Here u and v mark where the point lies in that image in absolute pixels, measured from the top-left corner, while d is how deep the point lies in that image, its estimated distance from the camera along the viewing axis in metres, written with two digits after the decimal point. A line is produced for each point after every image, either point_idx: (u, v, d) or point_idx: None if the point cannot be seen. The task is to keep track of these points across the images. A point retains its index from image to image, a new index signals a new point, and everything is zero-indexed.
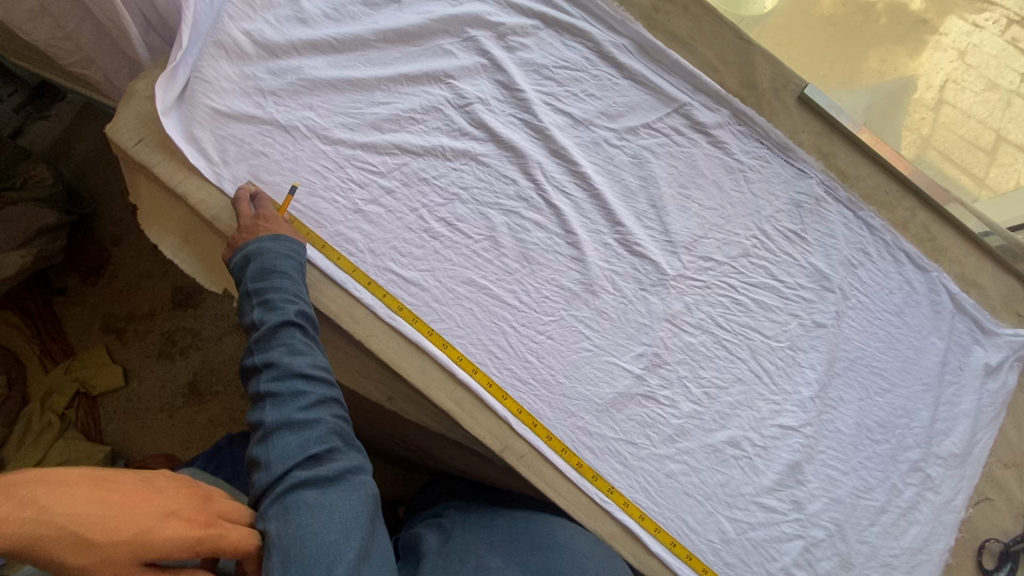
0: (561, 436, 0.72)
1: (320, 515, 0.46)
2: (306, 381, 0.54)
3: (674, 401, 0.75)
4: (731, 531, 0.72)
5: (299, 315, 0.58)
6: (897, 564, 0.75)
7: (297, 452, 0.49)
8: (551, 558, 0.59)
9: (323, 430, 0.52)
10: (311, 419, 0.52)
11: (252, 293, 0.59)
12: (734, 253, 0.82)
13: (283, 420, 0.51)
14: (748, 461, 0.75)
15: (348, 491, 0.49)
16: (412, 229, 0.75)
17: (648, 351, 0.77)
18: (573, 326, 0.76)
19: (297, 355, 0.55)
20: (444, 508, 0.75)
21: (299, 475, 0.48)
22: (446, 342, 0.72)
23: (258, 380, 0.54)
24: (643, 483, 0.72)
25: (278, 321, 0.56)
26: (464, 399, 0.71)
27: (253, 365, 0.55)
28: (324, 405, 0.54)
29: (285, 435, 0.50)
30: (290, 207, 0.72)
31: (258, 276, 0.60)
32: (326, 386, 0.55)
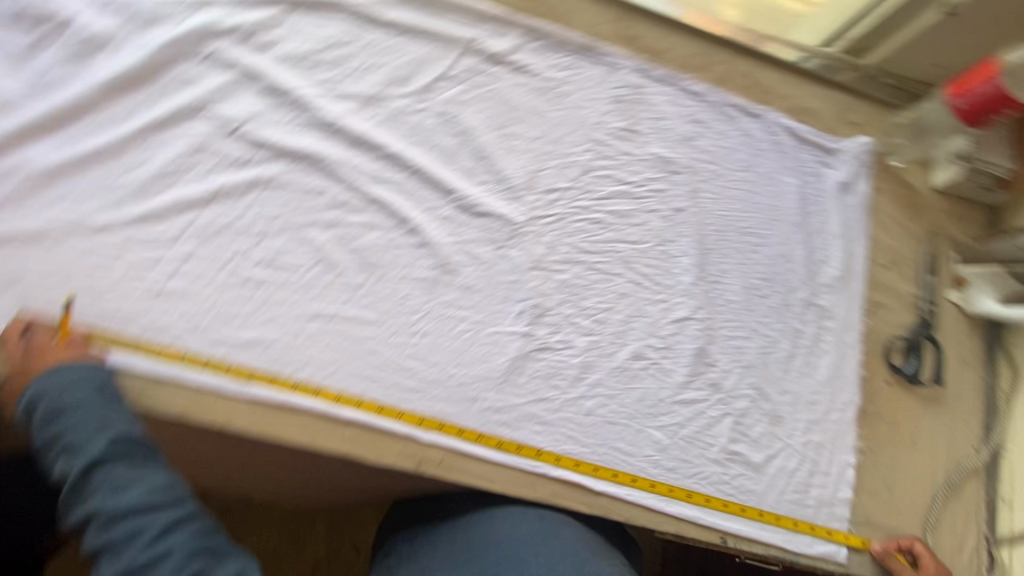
0: (472, 425, 0.70)
1: None
2: (144, 515, 0.48)
3: (568, 340, 0.74)
4: (664, 437, 0.73)
5: (109, 444, 0.51)
6: (821, 398, 0.79)
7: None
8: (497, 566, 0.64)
9: (180, 558, 0.47)
10: (159, 555, 0.47)
11: (50, 440, 0.52)
12: (575, 174, 0.79)
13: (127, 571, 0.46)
14: (656, 366, 0.75)
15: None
16: (231, 287, 0.68)
17: (525, 305, 0.74)
18: (444, 314, 0.72)
19: (124, 491, 0.49)
20: (393, 543, 0.74)
21: None
22: (317, 387, 0.67)
23: (87, 536, 0.48)
24: (567, 432, 0.72)
25: (85, 463, 0.49)
26: (357, 435, 0.67)
27: (76, 522, 0.49)
28: (174, 530, 0.49)
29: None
30: (75, 321, 0.62)
31: (48, 419, 0.52)
32: (171, 508, 0.49)
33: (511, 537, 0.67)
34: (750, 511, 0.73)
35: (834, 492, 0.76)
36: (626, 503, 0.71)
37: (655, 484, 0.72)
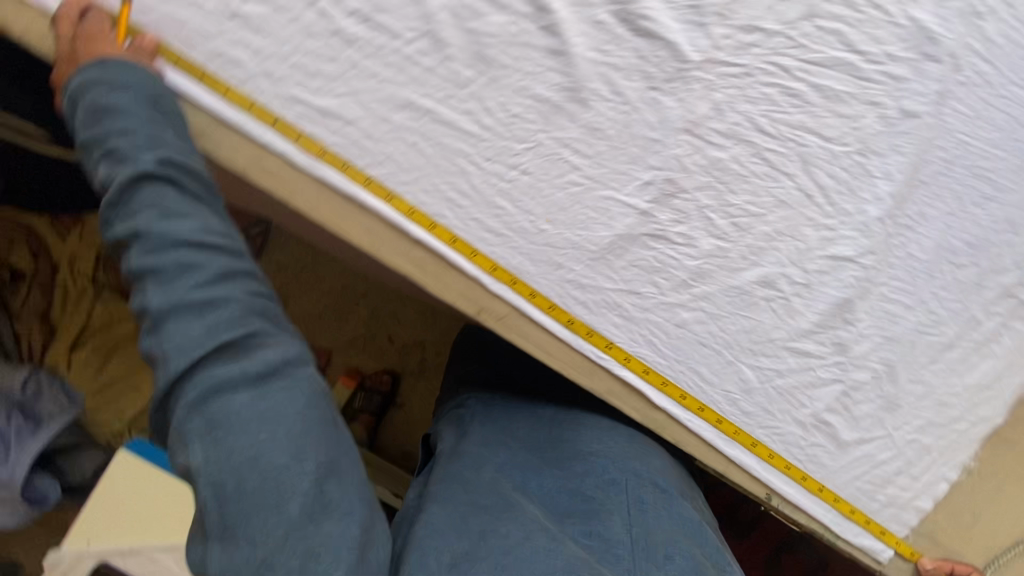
0: (545, 290, 0.60)
1: (259, 427, 0.40)
2: (197, 250, 0.43)
3: (692, 237, 0.59)
4: (754, 379, 0.62)
5: (159, 164, 0.44)
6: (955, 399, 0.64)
7: (205, 340, 0.41)
8: (574, 479, 0.61)
9: (237, 310, 0.42)
10: (213, 299, 0.42)
11: (96, 139, 0.46)
12: (793, 16, 0.55)
13: (175, 304, 0.41)
14: (782, 303, 0.60)
15: (287, 393, 0.42)
16: (315, 35, 0.53)
17: (656, 180, 0.57)
18: (555, 153, 0.57)
19: (173, 220, 0.43)
20: (465, 399, 0.74)
21: (221, 373, 0.40)
22: (389, 191, 0.57)
23: (132, 254, 0.43)
24: (649, 336, 0.61)
25: (132, 173, 0.43)
26: (423, 260, 0.59)
27: (118, 238, 0.44)
28: (232, 279, 0.43)
29: (184, 320, 0.41)
30: (133, 18, 0.52)
31: (93, 120, 0.46)
32: (231, 256, 0.44)
33: (601, 451, 0.64)
34: (810, 483, 0.65)
35: (911, 501, 0.66)
36: (683, 428, 0.63)
37: (722, 421, 0.63)
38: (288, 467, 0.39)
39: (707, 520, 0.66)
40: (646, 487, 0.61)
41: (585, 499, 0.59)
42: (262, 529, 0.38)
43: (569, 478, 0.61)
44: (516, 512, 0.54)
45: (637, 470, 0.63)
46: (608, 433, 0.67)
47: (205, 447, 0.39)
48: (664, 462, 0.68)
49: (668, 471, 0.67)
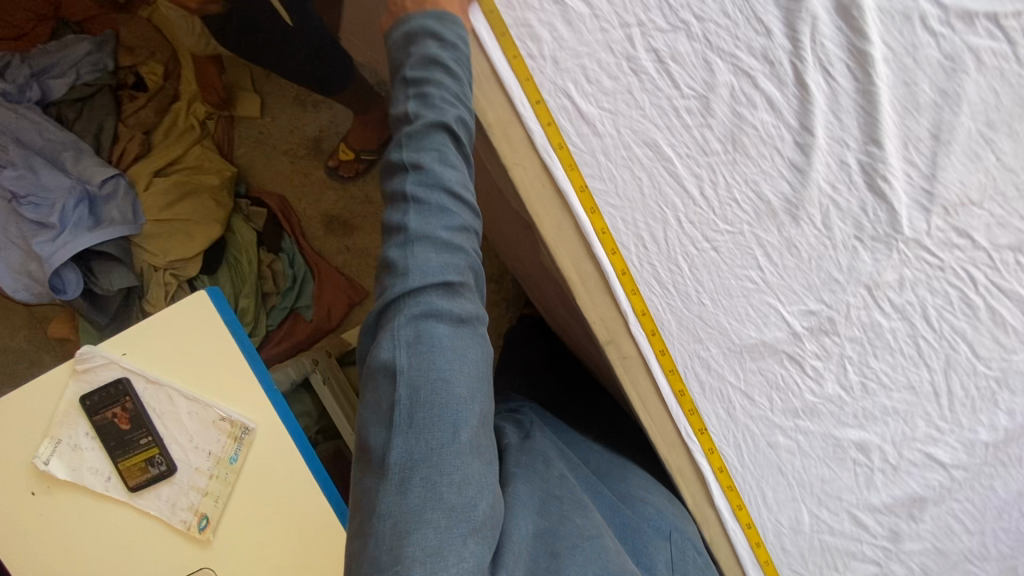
0: (675, 355, 0.63)
1: (455, 359, 0.44)
2: (454, 201, 0.47)
3: (821, 376, 0.63)
4: (806, 524, 0.65)
5: (457, 122, 0.48)
6: None
7: (439, 275, 0.44)
8: (627, 508, 0.64)
9: (465, 261, 0.46)
10: (455, 244, 0.46)
11: (417, 78, 0.49)
12: (1002, 241, 0.60)
13: (428, 236, 0.45)
14: (865, 472, 0.64)
15: (474, 340, 0.46)
16: (612, 52, 0.58)
17: (819, 314, 0.62)
18: (748, 246, 0.61)
19: (448, 168, 0.47)
20: (520, 406, 0.80)
21: (437, 303, 0.44)
22: (596, 207, 0.60)
23: (400, 178, 0.47)
24: (739, 440, 0.64)
25: (434, 120, 0.47)
26: (588, 275, 0.61)
27: (394, 158, 0.47)
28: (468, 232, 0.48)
29: (428, 250, 0.45)
30: None
31: (421, 64, 0.49)
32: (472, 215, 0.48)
33: (647, 493, 0.68)
34: None
35: None
36: (723, 533, 0.65)
37: (759, 546, 0.65)
38: (469, 399, 0.44)
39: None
40: (691, 530, 0.65)
41: (636, 531, 0.62)
42: (437, 440, 0.43)
43: (620, 501, 0.65)
44: (588, 513, 0.57)
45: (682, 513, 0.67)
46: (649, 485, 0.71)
47: (412, 354, 0.43)
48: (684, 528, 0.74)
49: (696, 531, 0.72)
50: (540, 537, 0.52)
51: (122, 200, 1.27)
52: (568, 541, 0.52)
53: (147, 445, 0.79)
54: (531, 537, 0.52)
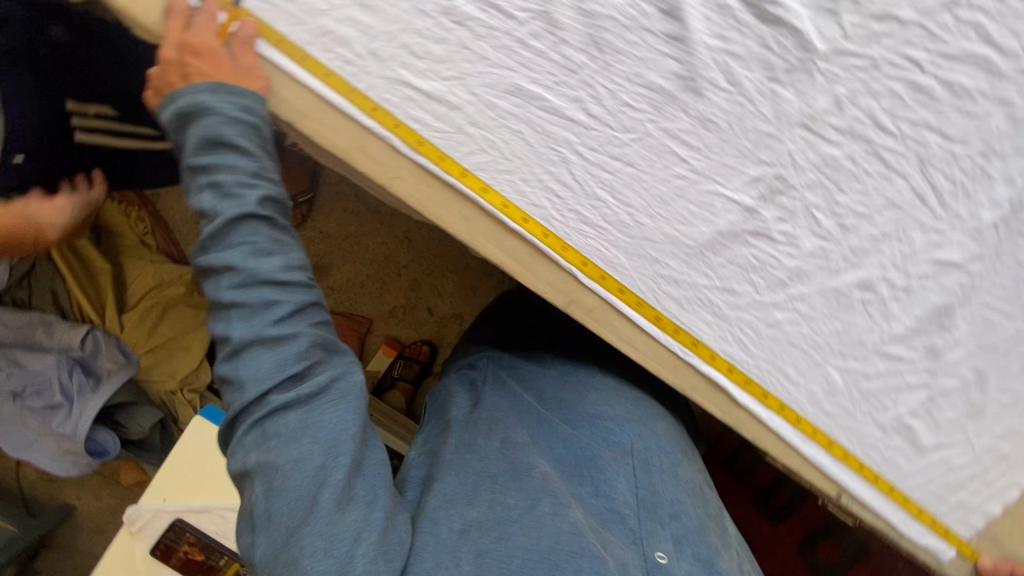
0: (636, 287, 0.59)
1: (297, 441, 0.41)
2: (277, 289, 0.44)
3: (794, 237, 0.58)
4: (840, 382, 0.62)
5: (262, 205, 0.45)
6: None
7: (275, 374, 0.42)
8: (582, 436, 0.56)
9: (304, 344, 0.43)
10: (287, 334, 0.43)
11: (202, 166, 0.44)
12: (931, 4, 0.51)
13: (255, 338, 0.42)
14: (879, 306, 0.60)
15: (330, 410, 0.43)
16: (427, 15, 0.52)
17: (765, 176, 0.56)
18: (662, 144, 0.55)
19: (264, 258, 0.43)
20: (477, 358, 0.69)
21: (276, 399, 0.42)
22: (486, 185, 0.56)
23: (219, 284, 0.43)
24: (739, 335, 0.61)
25: (236, 213, 0.43)
26: (516, 250, 0.58)
27: (208, 266, 0.43)
28: (301, 313, 0.45)
29: (260, 353, 0.42)
30: (240, 17, 0.51)
31: (202, 148, 0.44)
32: (305, 291, 0.45)
33: (608, 412, 0.59)
34: (882, 482, 0.66)
35: (982, 499, 0.67)
36: (761, 426, 0.64)
37: (801, 421, 0.63)
38: (325, 468, 0.40)
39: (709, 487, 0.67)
40: (654, 449, 0.58)
41: (595, 456, 0.54)
42: (295, 515, 0.40)
43: (576, 433, 0.56)
44: (527, 478, 0.49)
45: (641, 432, 0.59)
46: (611, 394, 0.64)
47: (254, 446, 0.41)
48: (671, 427, 0.66)
49: (673, 434, 0.65)
50: (467, 535, 0.45)
51: (108, 349, 1.27)
52: (498, 528, 0.45)
53: (228, 563, 0.84)
54: (455, 537, 0.44)
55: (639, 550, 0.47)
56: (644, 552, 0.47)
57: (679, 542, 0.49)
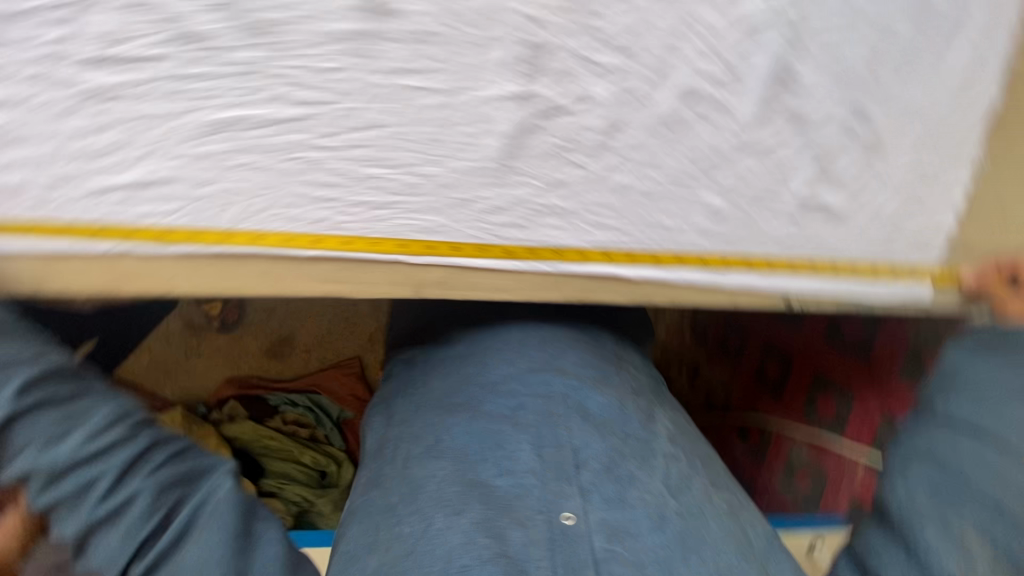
0: (468, 236, 0.54)
1: None
2: (87, 469, 0.44)
3: (583, 93, 0.50)
4: (721, 201, 0.56)
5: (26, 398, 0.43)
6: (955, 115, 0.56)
7: (127, 545, 0.44)
8: (482, 416, 0.52)
9: (145, 503, 0.45)
10: (122, 504, 0.45)
11: None
12: None
13: (89, 525, 0.44)
14: (712, 106, 0.52)
15: (195, 547, 0.45)
16: (71, 110, 0.45)
17: (513, 52, 0.48)
18: (392, 86, 0.48)
19: (57, 446, 0.43)
20: (394, 366, 0.68)
21: (141, 563, 0.44)
22: (257, 232, 0.51)
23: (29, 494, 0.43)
24: (595, 218, 0.55)
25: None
26: (330, 273, 0.53)
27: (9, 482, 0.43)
28: (127, 477, 0.45)
29: (107, 535, 0.44)
30: None
31: None
32: (121, 452, 0.46)
33: (507, 377, 0.57)
34: (821, 266, 0.61)
35: (929, 220, 0.60)
36: (669, 288, 0.60)
37: (707, 259, 0.59)
38: None
39: (649, 384, 0.64)
40: (560, 395, 0.54)
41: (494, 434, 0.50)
42: None
43: (476, 416, 0.52)
44: (426, 497, 0.45)
45: (544, 382, 0.56)
46: (513, 354, 0.61)
47: None
48: (584, 350, 0.63)
49: (588, 359, 0.61)
50: None
51: None
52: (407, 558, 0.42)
53: None
54: None
55: (547, 516, 0.44)
56: (550, 518, 0.44)
57: (589, 489, 0.46)
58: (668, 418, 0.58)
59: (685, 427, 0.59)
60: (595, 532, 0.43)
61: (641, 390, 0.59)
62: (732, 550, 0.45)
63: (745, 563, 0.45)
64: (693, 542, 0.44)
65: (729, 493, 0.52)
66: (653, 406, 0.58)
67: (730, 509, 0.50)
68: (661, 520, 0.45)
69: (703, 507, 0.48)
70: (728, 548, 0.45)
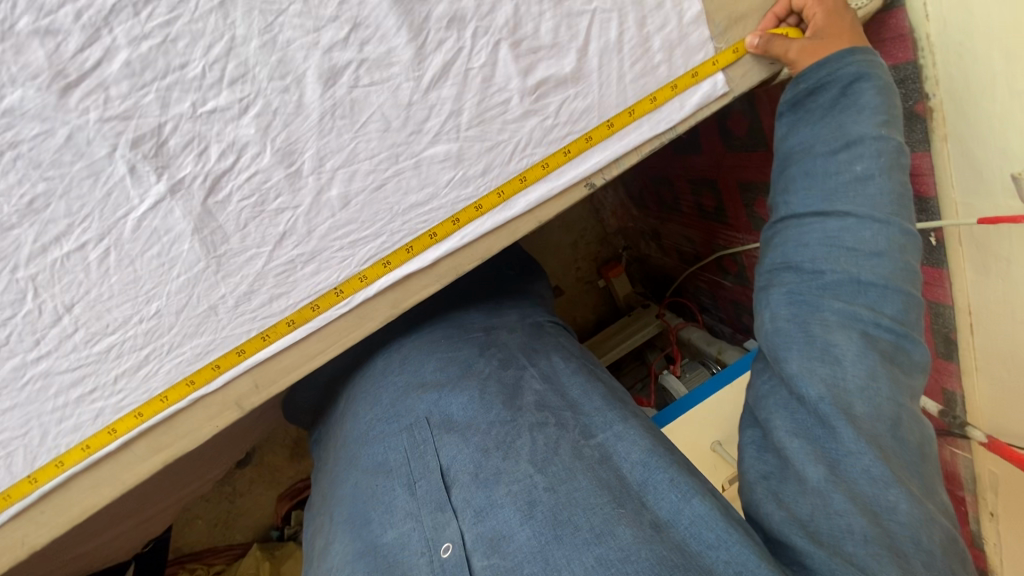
0: (241, 335, 0.50)
1: None
2: None
3: (229, 146, 0.45)
4: (449, 146, 0.50)
5: None
6: None
7: None
8: (360, 475, 0.50)
9: None
10: None
11: None
12: None
13: None
14: (362, 68, 0.46)
15: None
16: None
17: (128, 157, 0.43)
18: (49, 264, 0.45)
19: None
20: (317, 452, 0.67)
21: None
22: (55, 459, 0.49)
23: None
24: (343, 242, 0.50)
25: None
26: (147, 448, 0.51)
27: None
28: None
29: None
30: None
31: None
32: None
33: (374, 420, 0.54)
34: (598, 133, 0.53)
35: (676, 17, 0.51)
36: (472, 250, 0.53)
37: (481, 205, 0.52)
38: None
39: (520, 344, 0.58)
40: (422, 419, 0.50)
41: (372, 495, 0.47)
42: None
43: (355, 482, 0.50)
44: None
45: (404, 409, 0.52)
46: (376, 388, 0.57)
47: None
48: (445, 349, 0.57)
49: (449, 356, 0.56)
50: None
51: None
52: None
53: None
54: None
55: (428, 556, 0.42)
56: (432, 556, 0.42)
57: (463, 506, 0.44)
58: (538, 378, 0.53)
59: (556, 377, 0.54)
60: (475, 550, 0.41)
61: (505, 360, 0.55)
62: (603, 501, 0.42)
63: (617, 509, 0.41)
64: (564, 514, 0.41)
65: (604, 432, 0.48)
66: (521, 376, 0.53)
67: (603, 454, 0.46)
68: (531, 507, 0.42)
69: (574, 466, 0.44)
70: (596, 508, 0.41)
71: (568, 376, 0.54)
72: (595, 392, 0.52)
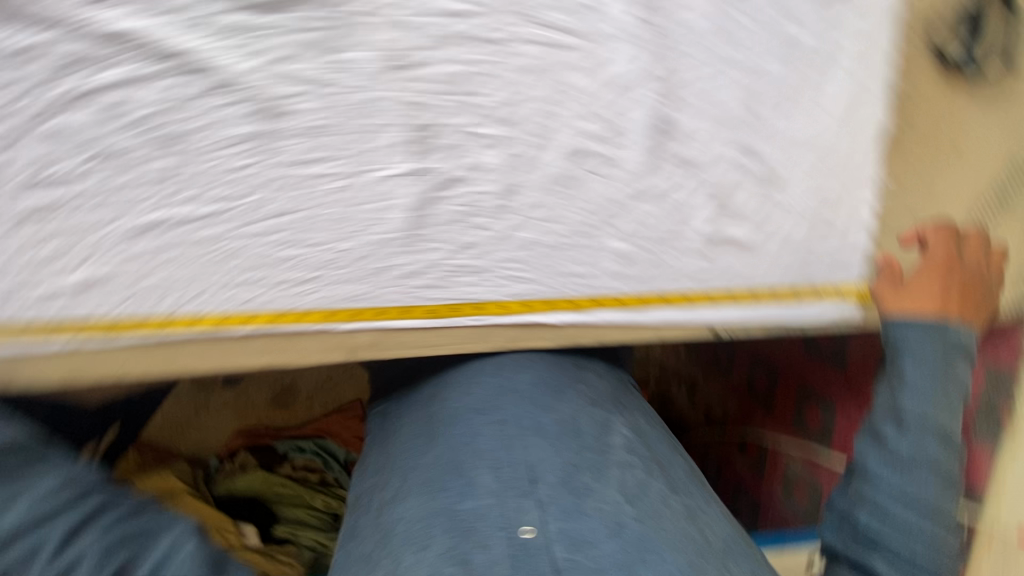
0: (391, 300, 0.57)
1: None
2: None
3: (475, 163, 0.54)
4: (628, 245, 0.58)
5: None
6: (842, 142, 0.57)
7: None
8: (446, 443, 0.53)
9: None
10: None
11: None
12: None
13: None
14: (601, 160, 0.55)
15: None
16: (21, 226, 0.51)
17: (402, 134, 0.53)
18: (293, 176, 0.53)
19: None
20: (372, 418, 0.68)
21: None
22: (193, 316, 0.56)
23: None
24: (508, 274, 0.58)
25: None
26: (265, 346, 0.58)
27: None
28: None
29: None
30: None
31: None
32: None
33: (475, 400, 0.57)
34: (740, 296, 0.61)
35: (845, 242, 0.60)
36: (597, 329, 0.61)
37: (625, 300, 0.60)
38: None
39: (609, 391, 0.62)
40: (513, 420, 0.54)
41: (456, 467, 0.50)
42: None
43: (441, 447, 0.53)
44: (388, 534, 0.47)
45: (499, 406, 0.55)
46: (475, 375, 0.60)
47: None
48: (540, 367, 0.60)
49: (545, 373, 0.60)
50: None
51: None
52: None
53: None
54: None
55: (507, 534, 0.44)
56: (512, 534, 0.44)
57: (548, 501, 0.47)
58: (626, 428, 0.57)
59: (641, 433, 0.58)
60: (556, 542, 0.43)
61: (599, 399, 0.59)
62: (688, 547, 0.46)
63: (695, 561, 0.45)
64: (651, 546, 0.44)
65: (687, 497, 0.52)
66: (610, 419, 0.57)
67: (689, 511, 0.50)
68: (619, 528, 0.45)
69: (661, 510, 0.48)
70: (677, 554, 0.45)
71: (654, 440, 0.58)
72: (679, 465, 0.57)
